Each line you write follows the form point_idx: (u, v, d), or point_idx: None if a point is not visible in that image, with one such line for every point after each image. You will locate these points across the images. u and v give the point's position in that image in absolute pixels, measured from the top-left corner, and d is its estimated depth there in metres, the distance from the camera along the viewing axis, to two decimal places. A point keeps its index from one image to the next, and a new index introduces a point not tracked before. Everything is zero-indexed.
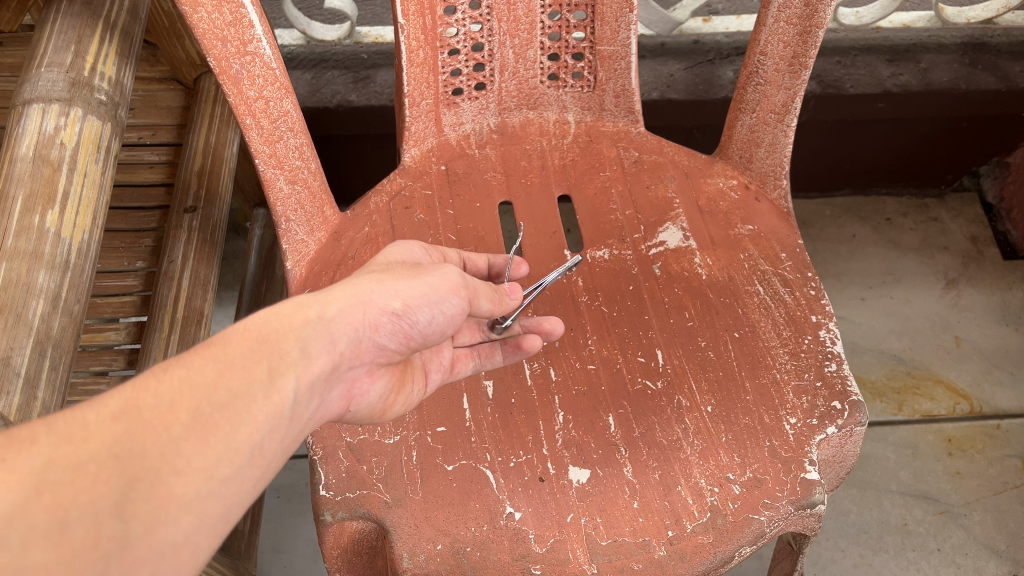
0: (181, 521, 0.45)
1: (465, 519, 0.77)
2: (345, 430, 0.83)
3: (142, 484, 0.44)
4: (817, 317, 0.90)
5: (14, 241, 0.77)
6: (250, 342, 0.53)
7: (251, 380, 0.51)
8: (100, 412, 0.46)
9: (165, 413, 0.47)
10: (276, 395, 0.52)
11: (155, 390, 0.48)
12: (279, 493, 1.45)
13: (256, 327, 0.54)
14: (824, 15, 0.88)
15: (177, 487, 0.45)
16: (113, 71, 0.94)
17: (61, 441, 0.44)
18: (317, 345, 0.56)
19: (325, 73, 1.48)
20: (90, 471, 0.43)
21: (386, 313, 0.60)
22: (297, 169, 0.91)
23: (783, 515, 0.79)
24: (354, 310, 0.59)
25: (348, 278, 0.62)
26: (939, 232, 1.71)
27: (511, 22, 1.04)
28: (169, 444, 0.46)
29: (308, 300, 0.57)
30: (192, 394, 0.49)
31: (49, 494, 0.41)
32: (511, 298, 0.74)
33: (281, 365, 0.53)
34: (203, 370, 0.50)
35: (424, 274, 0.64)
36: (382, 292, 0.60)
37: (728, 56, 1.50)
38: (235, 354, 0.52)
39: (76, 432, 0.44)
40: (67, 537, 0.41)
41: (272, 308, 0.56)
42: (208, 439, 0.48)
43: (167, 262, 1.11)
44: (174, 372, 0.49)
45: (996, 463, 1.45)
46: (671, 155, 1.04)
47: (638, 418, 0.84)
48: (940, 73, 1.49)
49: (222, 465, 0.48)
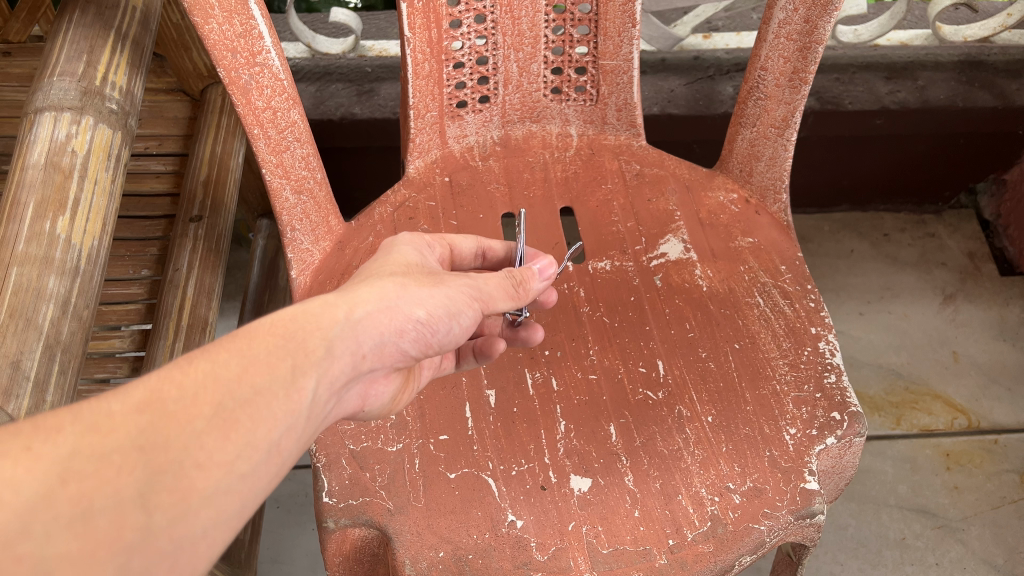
0: (200, 514, 0.46)
1: (467, 527, 0.78)
2: (348, 438, 0.83)
3: (166, 476, 0.45)
4: (816, 329, 0.91)
5: (25, 247, 0.78)
6: (277, 339, 0.54)
7: (275, 377, 0.52)
8: (125, 402, 0.46)
9: (189, 407, 0.48)
10: (299, 393, 0.52)
11: (179, 383, 0.48)
12: (279, 504, 1.45)
13: (283, 324, 0.55)
14: (824, 31, 0.89)
15: (199, 481, 0.46)
16: (124, 80, 0.95)
17: (84, 431, 0.45)
18: (342, 346, 0.56)
19: (330, 86, 1.49)
20: (115, 461, 0.44)
21: (411, 321, 0.61)
22: (302, 179, 0.92)
23: (783, 525, 0.80)
24: (380, 314, 0.60)
25: (371, 279, 0.63)
26: (937, 248, 1.73)
27: (515, 36, 1.05)
28: (192, 437, 0.47)
29: (336, 301, 0.58)
30: (216, 389, 0.49)
31: (73, 484, 0.42)
32: (538, 279, 0.72)
33: (305, 364, 0.53)
34: (227, 364, 0.51)
35: (445, 282, 0.65)
36: (408, 300, 0.62)
37: (728, 72, 1.52)
38: (261, 351, 0.52)
39: (101, 422, 0.45)
40: (91, 528, 0.42)
41: (300, 306, 0.57)
42: (230, 434, 0.48)
43: (172, 270, 1.12)
44: (199, 365, 0.50)
45: (994, 477, 1.46)
46: (672, 168, 1.05)
47: (639, 427, 0.84)
48: (937, 90, 1.50)
49: (242, 461, 0.48)
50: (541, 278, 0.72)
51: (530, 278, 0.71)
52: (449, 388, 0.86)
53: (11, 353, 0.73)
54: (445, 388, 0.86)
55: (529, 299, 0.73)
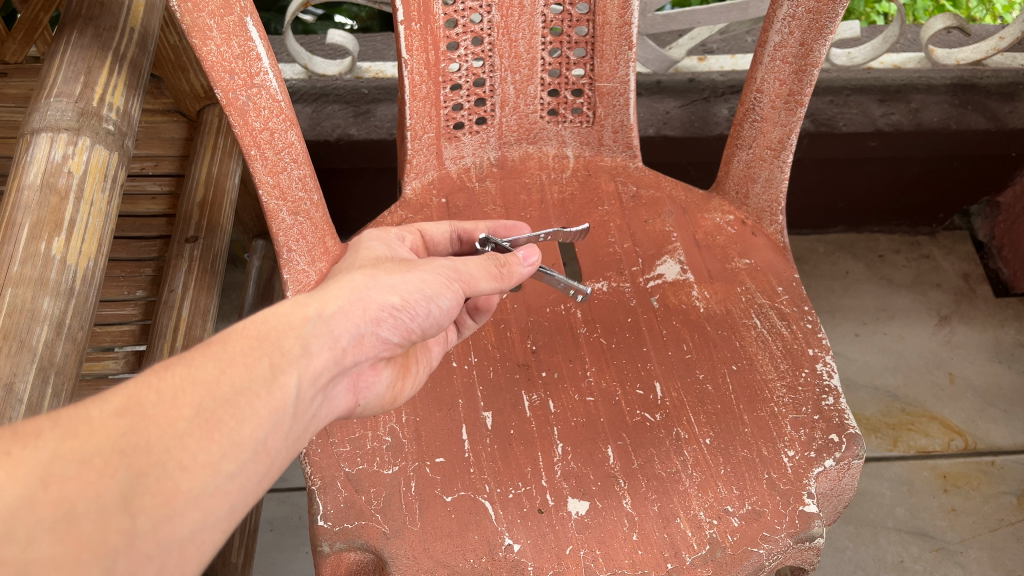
0: (186, 516, 0.45)
1: (464, 551, 0.77)
2: (344, 460, 0.82)
3: (148, 478, 0.44)
4: (813, 350, 0.91)
5: (20, 268, 0.78)
6: (251, 341, 0.53)
7: (254, 377, 0.52)
8: (103, 407, 0.45)
9: (169, 410, 0.47)
10: (280, 391, 0.52)
11: (157, 387, 0.48)
12: (272, 527, 1.44)
13: (254, 328, 0.54)
14: (819, 54, 0.90)
15: (183, 482, 0.45)
16: (121, 102, 0.95)
17: (65, 435, 0.43)
18: (318, 342, 0.57)
19: (326, 107, 1.50)
20: (97, 465, 0.43)
21: (385, 308, 0.62)
22: (299, 201, 0.91)
23: (782, 548, 0.79)
24: (353, 307, 0.60)
25: (342, 277, 0.64)
26: (931, 269, 1.73)
27: (513, 58, 1.06)
28: (174, 440, 0.46)
29: (307, 300, 0.59)
30: (195, 392, 0.49)
31: (55, 486, 0.41)
32: (524, 265, 0.72)
33: (282, 363, 0.54)
34: (204, 368, 0.50)
35: (418, 267, 0.66)
36: (379, 289, 0.63)
37: (723, 94, 1.53)
38: (235, 353, 0.52)
39: (80, 426, 0.44)
40: (75, 530, 0.41)
41: (270, 309, 0.57)
42: (213, 435, 0.48)
43: (168, 292, 1.11)
44: (176, 369, 0.49)
45: (991, 499, 1.45)
46: (669, 190, 1.06)
47: (637, 450, 0.84)
48: (931, 113, 1.51)
49: (227, 461, 0.48)
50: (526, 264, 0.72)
51: (515, 263, 0.71)
52: (445, 410, 0.86)
53: (3, 376, 0.73)
54: (442, 410, 0.86)
55: (516, 284, 0.72)
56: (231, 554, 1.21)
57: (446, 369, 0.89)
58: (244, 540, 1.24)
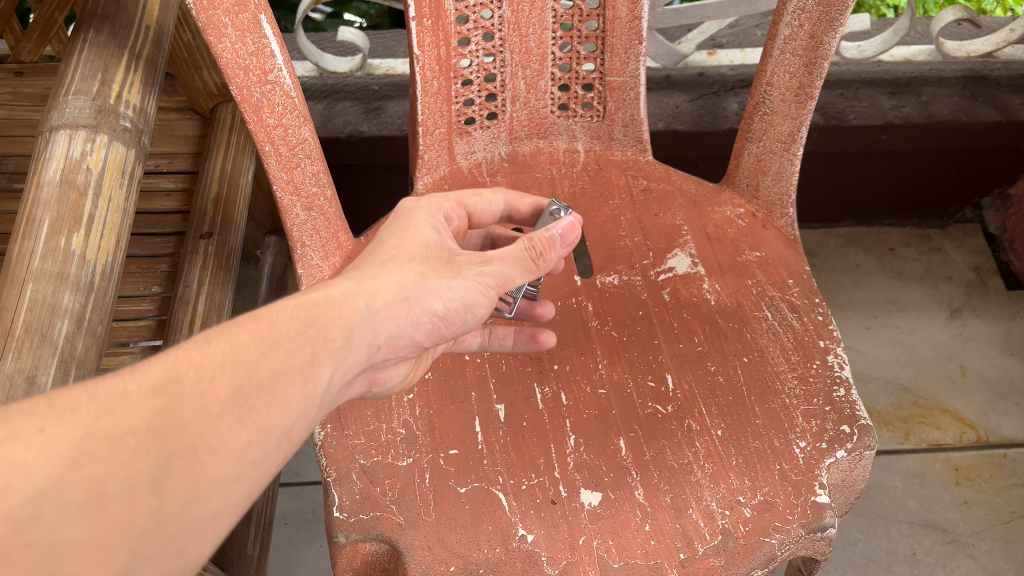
0: (211, 498, 0.47)
1: (478, 542, 0.78)
2: (359, 452, 0.83)
3: (179, 461, 0.46)
4: (825, 342, 0.91)
5: (40, 263, 0.80)
6: (296, 325, 0.55)
7: (291, 364, 0.53)
8: (141, 384, 0.48)
9: (205, 391, 0.49)
10: (314, 381, 0.54)
11: (197, 365, 0.50)
12: (286, 521, 1.45)
13: (303, 309, 0.56)
14: (829, 46, 0.90)
15: (210, 466, 0.47)
16: (138, 99, 0.96)
17: (101, 413, 0.46)
18: (360, 336, 0.58)
19: (337, 104, 1.51)
20: (129, 445, 0.45)
21: (428, 314, 0.62)
22: (313, 196, 0.92)
23: (794, 538, 0.79)
24: (399, 306, 0.61)
25: (393, 263, 0.63)
26: (943, 262, 1.73)
27: (523, 53, 1.06)
28: (206, 422, 0.48)
29: (357, 290, 0.59)
30: (233, 375, 0.50)
31: (87, 466, 0.43)
32: (558, 247, 0.69)
33: (322, 353, 0.55)
34: (246, 348, 0.52)
35: (465, 271, 0.65)
36: (426, 293, 0.62)
37: (732, 88, 1.53)
38: (280, 336, 0.54)
39: (117, 404, 0.46)
40: (104, 511, 0.43)
41: (323, 293, 0.58)
42: (243, 420, 0.49)
43: (184, 287, 1.12)
44: (218, 347, 0.51)
45: (1003, 492, 1.45)
46: (679, 183, 1.06)
47: (649, 441, 0.84)
48: (941, 106, 1.51)
49: (252, 448, 0.49)
50: (563, 244, 0.69)
51: (549, 246, 0.68)
52: (458, 403, 0.87)
53: (25, 369, 0.74)
54: (455, 403, 0.87)
55: (552, 267, 0.70)
56: (246, 547, 1.22)
57: (460, 362, 0.90)
58: (260, 533, 1.26)
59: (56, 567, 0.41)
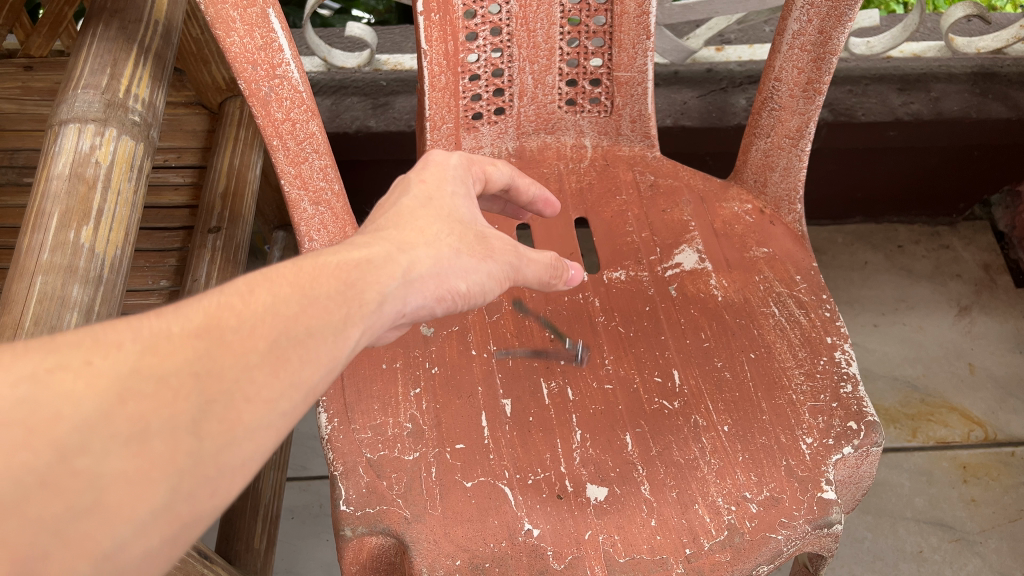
0: (243, 445, 0.43)
1: (484, 536, 0.78)
2: (365, 446, 0.83)
3: (218, 405, 0.42)
4: (832, 338, 0.91)
5: (49, 256, 0.80)
6: (337, 283, 0.51)
7: (327, 322, 0.49)
8: (184, 325, 0.44)
9: (245, 339, 0.45)
10: (345, 341, 0.49)
11: (238, 312, 0.46)
12: (293, 515, 1.46)
13: (344, 269, 0.52)
14: (838, 42, 0.90)
15: (245, 414, 0.43)
16: (146, 93, 0.96)
17: (144, 350, 0.42)
18: (391, 305, 0.54)
19: (345, 99, 1.51)
20: (172, 385, 0.41)
21: (453, 293, 0.59)
22: (320, 191, 0.92)
23: (800, 534, 0.79)
24: (431, 280, 0.57)
25: (428, 230, 0.60)
26: (951, 259, 1.72)
27: (531, 48, 1.06)
28: (244, 370, 0.44)
29: (396, 254, 0.56)
30: (272, 324, 0.46)
31: (133, 403, 0.40)
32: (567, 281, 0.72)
33: (356, 315, 0.51)
34: (286, 301, 0.48)
35: (493, 256, 0.63)
36: (456, 271, 0.59)
37: (740, 84, 1.53)
38: (321, 293, 0.50)
39: (160, 342, 0.42)
40: (147, 449, 0.39)
41: (364, 254, 0.54)
42: (278, 372, 0.45)
43: (192, 281, 1.14)
44: (260, 296, 0.47)
45: (1011, 490, 1.45)
46: (687, 179, 1.06)
47: (655, 437, 0.84)
48: (951, 102, 1.51)
49: (284, 400, 0.45)
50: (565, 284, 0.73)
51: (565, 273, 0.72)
52: (464, 397, 0.87)
53: None
54: (461, 397, 0.87)
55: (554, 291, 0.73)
56: (253, 541, 1.23)
57: (466, 357, 0.90)
58: (267, 526, 1.26)
59: (98, 501, 0.38)
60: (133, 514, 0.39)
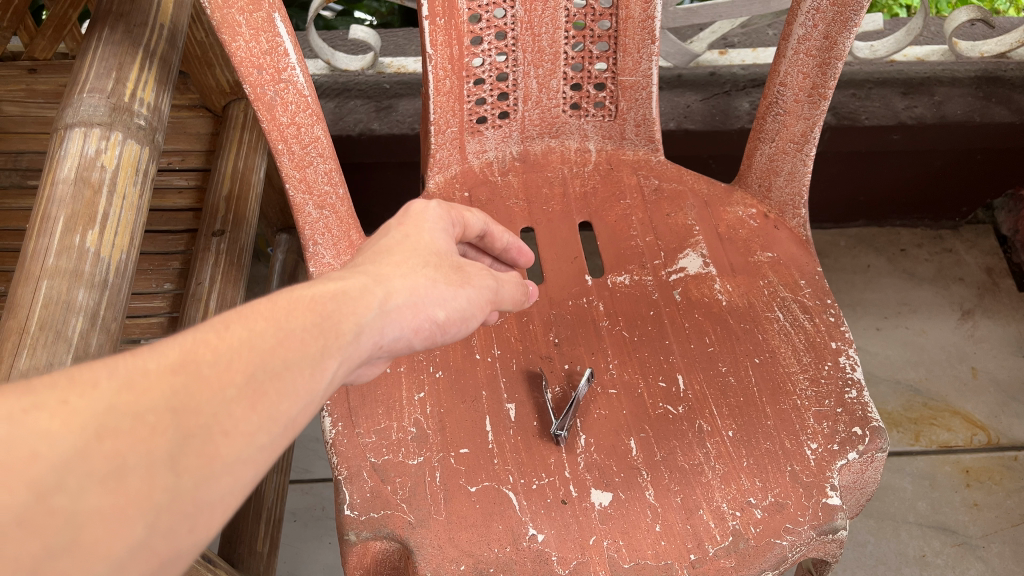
0: (221, 481, 0.42)
1: (488, 541, 0.78)
2: (369, 450, 0.83)
3: (195, 440, 0.41)
4: (836, 344, 0.91)
5: (55, 260, 0.80)
6: (313, 315, 0.49)
7: (304, 354, 0.47)
8: (159, 361, 0.42)
9: (223, 372, 0.44)
10: (323, 374, 0.48)
11: (214, 347, 0.44)
12: (296, 517, 1.46)
13: (321, 302, 0.50)
14: (843, 47, 0.90)
15: (223, 448, 0.42)
16: (152, 96, 0.96)
17: (121, 387, 0.40)
18: (369, 336, 0.52)
19: (348, 102, 1.51)
20: (148, 422, 0.40)
21: (431, 322, 0.58)
22: (325, 195, 0.92)
23: (805, 540, 0.79)
24: (408, 309, 0.56)
25: (403, 262, 0.58)
26: (954, 263, 1.72)
27: (536, 52, 1.06)
28: (221, 405, 0.43)
29: (373, 285, 0.54)
30: (249, 358, 0.45)
31: (109, 440, 0.38)
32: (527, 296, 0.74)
33: (333, 346, 0.49)
34: (262, 334, 0.46)
35: (469, 285, 0.61)
36: (433, 299, 0.58)
37: (744, 87, 1.53)
38: (296, 325, 0.48)
39: (136, 378, 0.41)
40: (124, 485, 0.38)
41: (341, 285, 0.53)
42: (256, 406, 0.44)
43: (196, 284, 1.13)
44: (235, 330, 0.46)
45: (1015, 494, 1.45)
46: (691, 183, 1.06)
47: (660, 442, 0.84)
48: (954, 106, 1.51)
49: (262, 433, 0.44)
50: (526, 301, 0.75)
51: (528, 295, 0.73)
52: (468, 402, 0.87)
53: (42, 365, 0.75)
54: (466, 401, 0.87)
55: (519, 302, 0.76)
56: (256, 544, 1.23)
57: (470, 361, 0.90)
58: (270, 528, 1.26)
59: (75, 540, 0.36)
60: (110, 552, 0.37)
